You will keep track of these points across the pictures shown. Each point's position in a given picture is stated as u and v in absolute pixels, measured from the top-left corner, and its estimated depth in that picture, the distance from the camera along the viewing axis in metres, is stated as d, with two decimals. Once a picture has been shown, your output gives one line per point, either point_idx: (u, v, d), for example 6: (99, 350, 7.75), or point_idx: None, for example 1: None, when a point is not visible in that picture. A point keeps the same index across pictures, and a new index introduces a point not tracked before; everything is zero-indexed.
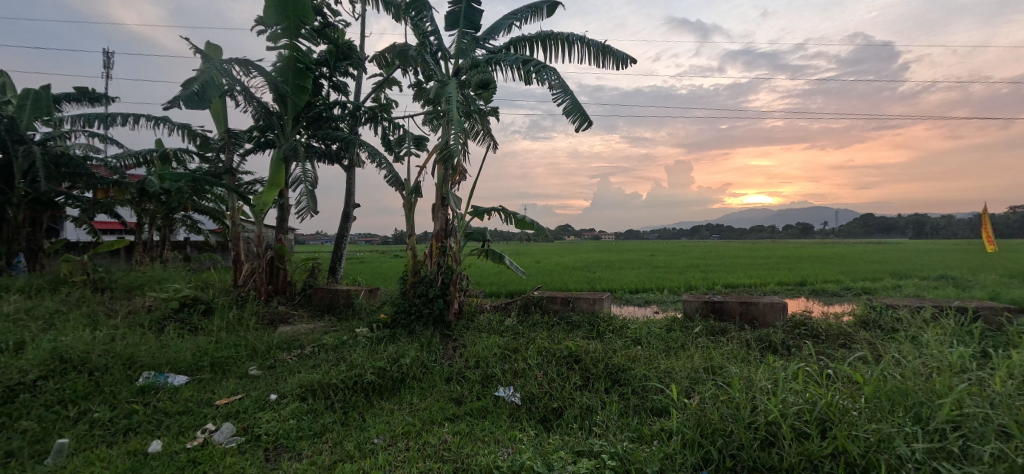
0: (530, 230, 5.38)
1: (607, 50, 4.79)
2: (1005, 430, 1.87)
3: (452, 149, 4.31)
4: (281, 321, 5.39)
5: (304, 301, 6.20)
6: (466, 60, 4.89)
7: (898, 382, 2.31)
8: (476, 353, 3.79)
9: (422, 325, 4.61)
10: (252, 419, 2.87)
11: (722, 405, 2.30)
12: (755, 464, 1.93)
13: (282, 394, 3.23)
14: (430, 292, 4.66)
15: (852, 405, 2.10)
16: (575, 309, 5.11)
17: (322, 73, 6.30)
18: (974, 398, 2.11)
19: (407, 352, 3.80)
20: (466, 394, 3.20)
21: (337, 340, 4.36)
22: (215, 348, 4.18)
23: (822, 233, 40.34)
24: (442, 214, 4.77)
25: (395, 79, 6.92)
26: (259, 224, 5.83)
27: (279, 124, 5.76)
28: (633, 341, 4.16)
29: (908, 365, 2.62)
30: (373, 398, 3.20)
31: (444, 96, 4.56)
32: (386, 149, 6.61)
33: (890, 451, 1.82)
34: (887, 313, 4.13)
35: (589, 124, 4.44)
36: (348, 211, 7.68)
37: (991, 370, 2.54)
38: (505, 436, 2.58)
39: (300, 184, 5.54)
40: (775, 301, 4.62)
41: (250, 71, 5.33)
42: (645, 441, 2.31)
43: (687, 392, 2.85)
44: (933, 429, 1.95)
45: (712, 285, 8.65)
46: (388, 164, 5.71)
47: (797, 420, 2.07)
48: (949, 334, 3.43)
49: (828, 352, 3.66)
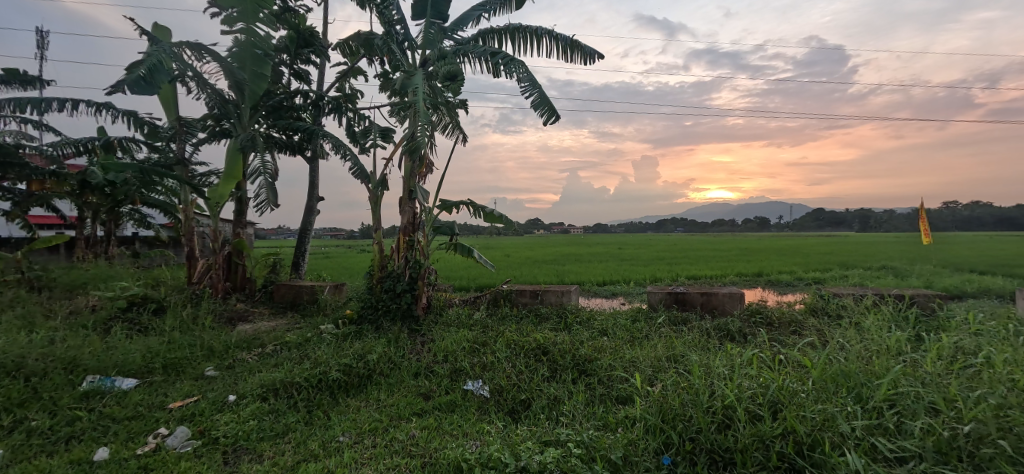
0: (499, 224, 5.39)
1: (576, 45, 4.83)
2: (934, 406, 2.03)
3: (419, 142, 4.26)
4: (240, 319, 5.19)
5: (265, 298, 5.99)
6: (433, 51, 4.80)
7: (842, 364, 2.47)
8: (445, 347, 3.79)
9: (389, 321, 4.54)
10: (209, 422, 2.76)
11: (683, 392, 2.39)
12: (712, 447, 2.03)
13: (242, 395, 3.12)
14: (398, 287, 4.58)
15: (800, 387, 2.24)
16: (544, 302, 5.16)
17: (282, 60, 6.05)
18: (908, 378, 2.28)
19: (374, 348, 3.75)
20: (435, 389, 3.19)
21: (300, 338, 4.24)
22: (168, 349, 3.98)
23: (778, 227, 42.31)
24: (409, 208, 4.72)
25: (360, 68, 6.73)
26: (215, 218, 5.56)
27: (236, 112, 5.51)
28: (600, 332, 4.26)
29: (852, 349, 2.81)
30: (339, 395, 3.14)
31: (410, 87, 4.47)
32: (351, 141, 6.44)
33: (834, 429, 1.95)
34: (833, 301, 4.39)
35: (557, 118, 4.49)
36: (311, 204, 7.44)
37: (923, 353, 2.75)
38: (473, 429, 2.59)
39: (259, 176, 5.32)
40: (734, 291, 4.82)
41: (203, 56, 5.05)
42: (610, 429, 2.37)
43: (650, 380, 2.95)
44: (872, 408, 2.11)
45: (676, 277, 8.94)
46: (354, 155, 5.56)
47: (751, 403, 2.18)
48: (888, 320, 3.69)
49: (781, 338, 3.88)
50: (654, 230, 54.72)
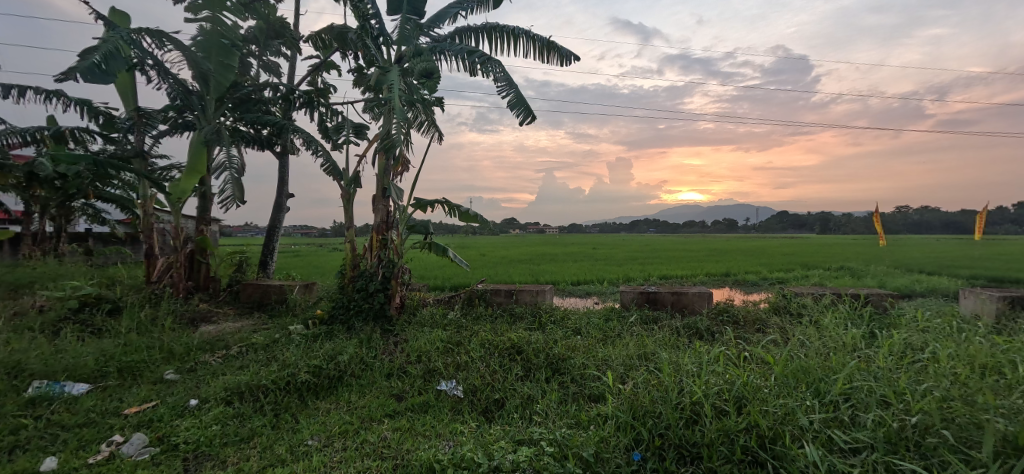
0: (474, 223, 5.37)
1: (552, 46, 4.86)
2: (885, 399, 2.15)
3: (394, 139, 4.20)
4: (203, 320, 4.98)
5: (230, 298, 5.78)
6: (409, 47, 4.72)
7: (802, 361, 2.58)
8: (418, 347, 3.75)
9: (361, 321, 4.45)
10: (168, 428, 2.64)
11: (653, 389, 2.44)
12: (680, 442, 2.08)
13: (204, 399, 3.00)
14: (370, 286, 4.51)
15: (763, 383, 2.33)
16: (518, 302, 5.17)
17: (250, 51, 5.85)
18: (863, 372, 2.41)
19: (345, 349, 3.68)
20: (408, 390, 3.15)
21: (267, 339, 4.11)
22: (124, 352, 3.78)
23: (745, 228, 43.81)
24: (383, 206, 4.66)
25: (333, 62, 6.58)
26: (176, 214, 5.33)
27: (200, 104, 5.29)
28: (573, 331, 4.31)
29: (812, 346, 2.94)
30: (308, 398, 3.06)
31: (385, 83, 4.41)
32: (323, 136, 6.28)
33: (794, 423, 2.04)
34: (795, 300, 4.59)
35: (533, 118, 4.51)
36: (280, 201, 7.22)
37: (876, 349, 2.91)
38: (446, 429, 2.57)
39: (224, 171, 5.13)
40: (703, 290, 4.97)
41: (164, 44, 4.83)
42: (582, 427, 2.40)
43: (622, 378, 3.00)
44: (829, 401, 2.21)
45: (648, 277, 9.12)
46: (326, 151, 5.43)
47: (717, 399, 2.26)
48: (845, 318, 3.88)
49: (746, 336, 4.01)
50: (628, 230, 55.70)
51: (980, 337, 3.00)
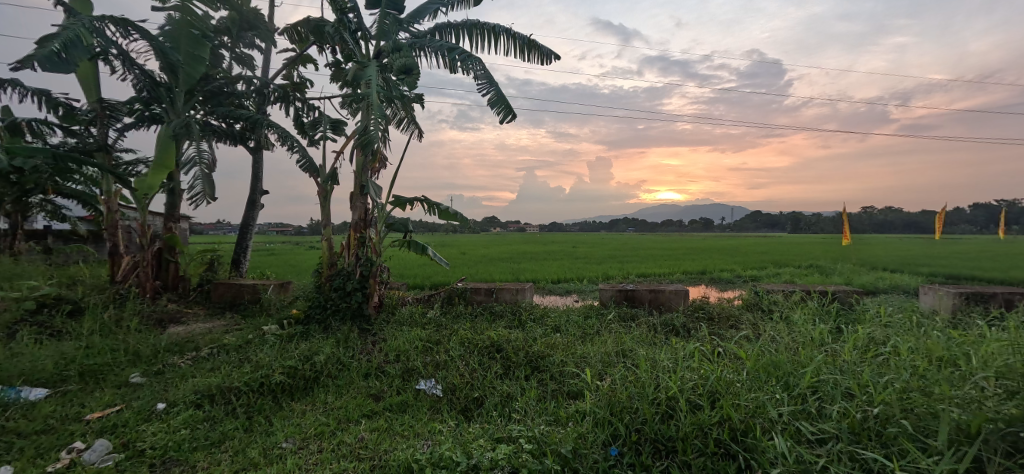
0: (454, 221, 5.34)
1: (533, 45, 4.87)
2: (850, 391, 2.24)
3: (372, 135, 4.14)
4: (171, 321, 4.81)
5: (201, 298, 5.60)
6: (388, 43, 4.66)
7: (773, 356, 2.66)
8: (397, 346, 3.71)
9: (338, 320, 4.38)
10: (133, 433, 2.54)
11: (630, 385, 2.49)
12: (656, 437, 2.12)
13: (173, 403, 2.90)
14: (348, 285, 4.44)
15: (736, 377, 2.39)
16: (498, 300, 5.17)
17: (222, 43, 5.67)
18: (829, 366, 2.50)
19: (321, 349, 3.62)
20: (386, 389, 3.11)
21: (239, 340, 4.00)
22: (86, 355, 3.63)
23: (721, 227, 44.86)
24: (361, 204, 4.59)
25: (309, 56, 6.44)
26: (143, 211, 5.12)
27: (169, 96, 5.10)
28: (553, 329, 4.34)
29: (782, 341, 3.04)
30: (283, 399, 3.00)
31: (363, 79, 4.34)
32: (299, 132, 6.14)
33: (764, 415, 2.10)
34: (766, 297, 4.72)
35: (513, 116, 4.51)
36: (254, 198, 7.03)
37: (842, 343, 3.02)
38: (425, 429, 2.56)
39: (193, 166, 4.95)
40: (679, 288, 5.06)
41: (130, 33, 4.64)
42: (561, 423, 2.42)
43: (600, 375, 3.04)
44: (798, 394, 2.29)
45: (627, 275, 9.24)
46: (302, 147, 5.31)
47: (692, 393, 2.32)
48: (813, 313, 4.03)
49: (720, 332, 4.12)
50: (607, 229, 56.30)
51: (937, 331, 3.16)
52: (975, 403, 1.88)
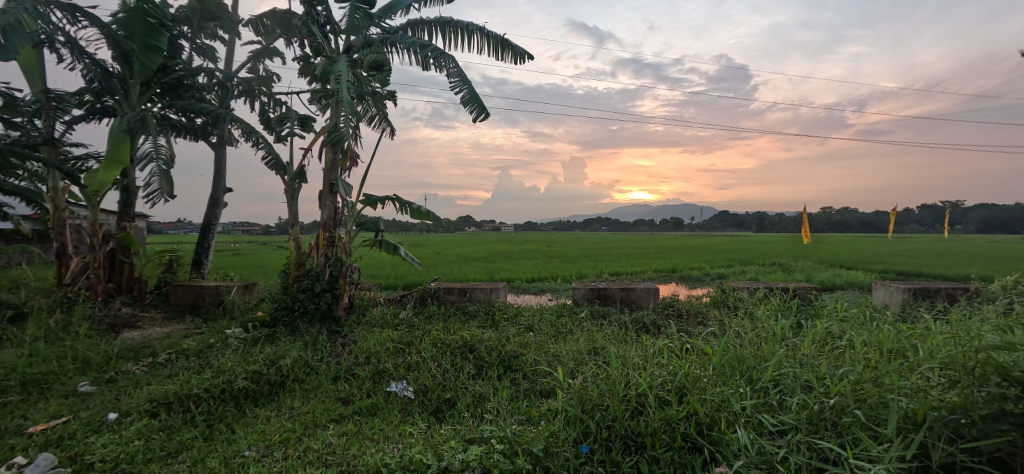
0: (426, 220, 5.27)
1: (506, 44, 4.87)
2: (809, 384, 2.34)
3: (342, 132, 4.05)
4: (126, 326, 4.54)
5: (159, 301, 5.33)
6: (358, 38, 4.55)
7: (737, 351, 2.76)
8: (367, 349, 3.64)
9: (307, 322, 4.25)
10: (81, 446, 2.39)
11: (601, 383, 2.53)
12: (626, 433, 2.16)
13: (125, 413, 2.75)
14: (316, 286, 4.31)
15: (703, 373, 2.47)
16: (472, 300, 5.14)
17: (181, 33, 5.39)
18: (790, 360, 2.60)
19: (288, 352, 3.51)
20: (355, 393, 3.05)
21: (200, 345, 3.84)
22: (29, 364, 3.39)
23: (690, 227, 46.09)
24: (330, 202, 4.48)
25: (276, 49, 6.23)
26: (94, 209, 4.83)
27: (122, 88, 4.84)
28: (526, 328, 4.37)
29: (746, 336, 3.16)
30: (246, 405, 2.89)
31: (333, 73, 4.22)
32: (265, 128, 5.94)
33: (728, 409, 2.17)
34: (732, 294, 4.88)
35: (487, 115, 4.50)
36: (216, 196, 6.75)
37: (801, 337, 3.16)
38: (395, 432, 2.51)
39: (149, 162, 4.70)
40: (650, 286, 5.16)
41: (78, 19, 4.36)
42: (533, 423, 2.42)
43: (572, 374, 3.06)
44: (760, 388, 2.37)
45: (600, 274, 9.39)
46: (268, 143, 5.13)
47: (661, 389, 2.37)
48: (775, 309, 4.19)
49: (688, 329, 4.24)
50: (581, 228, 56.99)
51: (888, 325, 3.33)
52: (922, 392, 1.98)
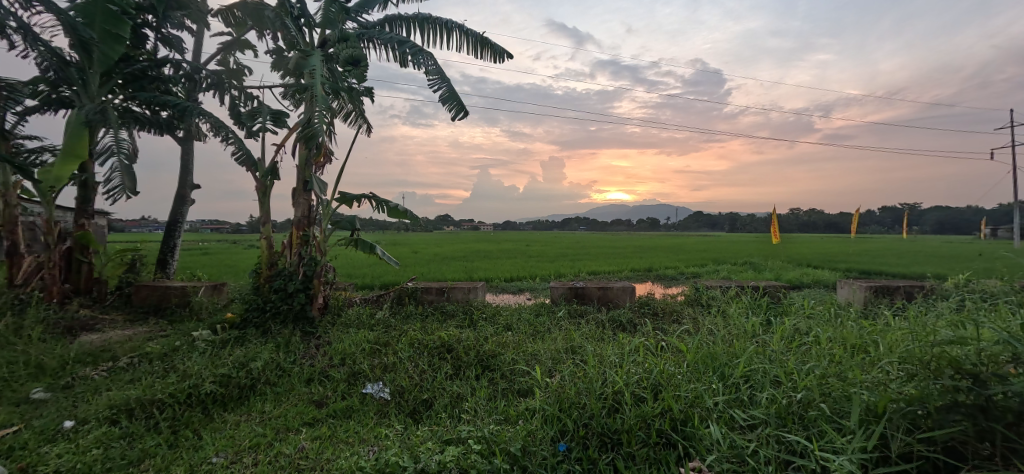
0: (403, 219, 5.20)
1: (485, 43, 4.85)
2: (777, 379, 2.42)
3: (316, 128, 3.95)
4: (83, 329, 4.32)
5: (120, 303, 5.09)
6: (334, 32, 4.45)
7: (710, 348, 2.83)
8: (341, 350, 3.56)
9: (279, 324, 4.14)
10: (34, 456, 2.26)
11: (579, 381, 2.55)
12: (602, 430, 2.18)
13: (83, 420, 2.61)
14: (289, 287, 4.20)
15: (677, 370, 2.52)
16: (450, 300, 5.10)
17: (146, 21, 5.16)
18: (760, 356, 2.68)
19: (259, 354, 3.42)
20: (330, 395, 2.98)
21: (165, 348, 3.68)
22: None
23: (666, 227, 46.99)
24: (304, 200, 4.38)
25: (247, 41, 6.03)
26: (49, 205, 4.57)
27: (81, 78, 4.60)
28: (504, 327, 4.37)
29: (718, 333, 3.24)
30: (213, 410, 2.79)
31: (306, 68, 4.12)
32: (236, 122, 5.74)
33: (701, 405, 2.22)
34: (705, 292, 5.00)
35: (465, 114, 4.47)
36: (183, 192, 6.49)
37: (771, 334, 3.26)
38: (370, 434, 2.47)
39: (110, 156, 4.49)
40: (626, 285, 5.23)
41: (32, 4, 4.13)
42: (511, 422, 2.42)
43: (550, 372, 3.07)
44: (732, 383, 2.43)
45: (578, 273, 9.46)
46: (238, 138, 4.96)
47: (637, 387, 2.41)
48: (747, 307, 4.32)
49: (663, 327, 4.32)
50: (559, 228, 57.39)
51: (851, 322, 3.48)
52: (882, 385, 2.07)
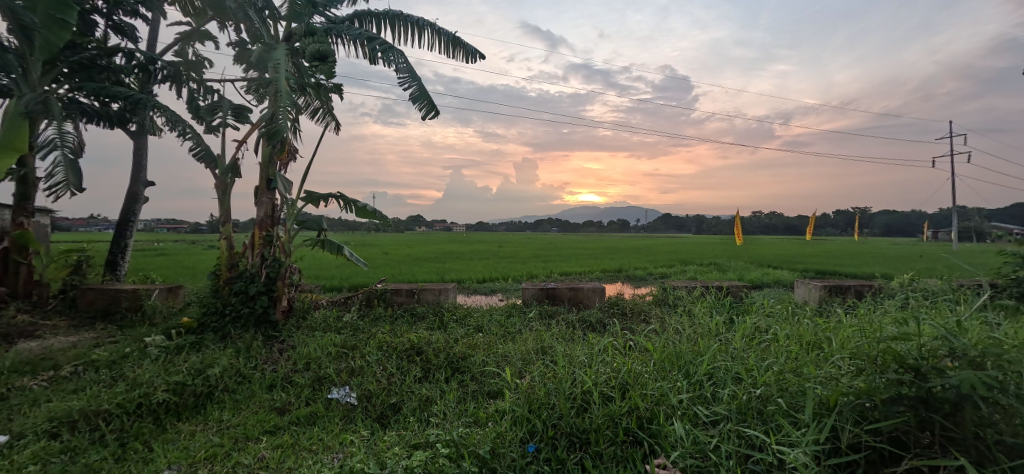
0: (372, 220, 5.10)
1: (457, 43, 4.82)
2: (738, 375, 2.51)
3: (280, 124, 3.82)
4: (21, 335, 4.02)
5: (64, 307, 4.77)
6: (300, 25, 4.32)
7: (676, 346, 2.90)
8: (306, 354, 3.45)
9: (239, 328, 3.97)
10: None
11: (549, 381, 2.57)
12: (571, 430, 2.20)
13: (18, 435, 2.42)
14: (251, 289, 4.04)
15: (644, 368, 2.57)
16: (420, 301, 5.02)
17: (95, 7, 4.86)
18: (723, 354, 2.77)
19: (217, 360, 3.27)
20: (293, 401, 2.89)
21: (113, 355, 3.47)
22: None
23: (636, 228, 48.02)
24: (267, 199, 4.23)
25: (208, 32, 5.78)
26: None
27: (20, 65, 4.29)
28: (475, 328, 4.34)
29: (684, 332, 3.33)
30: (167, 420, 2.65)
31: (270, 62, 3.97)
32: (194, 116, 5.48)
33: (666, 403, 2.28)
34: (672, 292, 5.13)
35: (436, 113, 4.42)
36: (135, 190, 6.14)
37: (733, 332, 3.38)
38: (336, 440, 2.40)
39: (53, 150, 4.19)
40: (596, 285, 5.30)
41: None
42: (480, 424, 2.41)
43: (520, 373, 3.08)
44: (696, 381, 2.50)
45: (550, 274, 9.52)
46: (196, 133, 4.74)
47: (605, 386, 2.45)
48: (711, 306, 4.46)
49: (631, 326, 4.41)
50: (531, 229, 57.68)
51: (807, 319, 3.65)
52: (834, 380, 2.18)
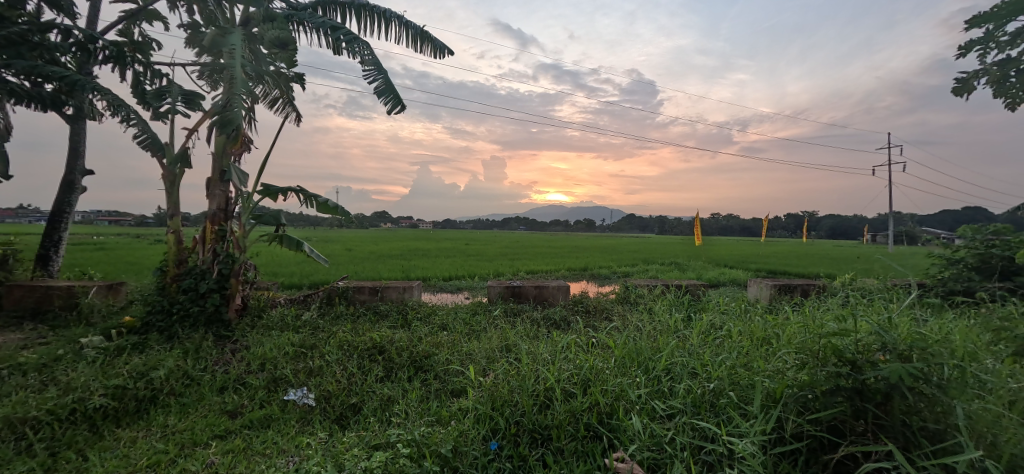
0: (333, 215, 4.94)
1: (425, 37, 4.75)
2: (694, 370, 2.61)
3: (235, 113, 3.64)
4: None
5: None
6: (259, 10, 4.13)
7: (636, 343, 2.98)
8: (261, 354, 3.31)
9: (187, 327, 3.75)
10: None
11: (512, 379, 2.59)
12: (534, 427, 2.22)
13: None
14: (201, 287, 3.84)
15: (605, 365, 2.63)
16: (383, 299, 4.90)
17: None
18: (681, 351, 2.86)
19: (163, 361, 3.09)
20: (246, 404, 2.76)
21: (43, 358, 3.21)
22: None
23: (601, 228, 49.01)
24: (220, 191, 4.03)
25: (156, 12, 5.42)
26: None
27: None
28: (440, 327, 4.31)
29: (644, 329, 3.44)
30: (104, 427, 2.48)
31: (224, 47, 3.77)
32: (140, 101, 5.13)
33: (626, 398, 2.34)
34: (634, 291, 5.27)
35: (402, 108, 4.34)
36: (71, 178, 5.68)
37: (690, 329, 3.50)
38: (291, 444, 2.32)
39: None
40: (561, 284, 5.35)
41: None
42: (442, 423, 2.39)
43: (484, 371, 3.07)
44: (654, 376, 2.58)
45: (516, 272, 9.56)
46: (141, 119, 4.44)
47: (567, 383, 2.49)
48: (670, 304, 4.62)
49: (594, 324, 4.51)
50: (499, 227, 57.71)
51: (758, 316, 3.84)
52: (780, 373, 2.31)
